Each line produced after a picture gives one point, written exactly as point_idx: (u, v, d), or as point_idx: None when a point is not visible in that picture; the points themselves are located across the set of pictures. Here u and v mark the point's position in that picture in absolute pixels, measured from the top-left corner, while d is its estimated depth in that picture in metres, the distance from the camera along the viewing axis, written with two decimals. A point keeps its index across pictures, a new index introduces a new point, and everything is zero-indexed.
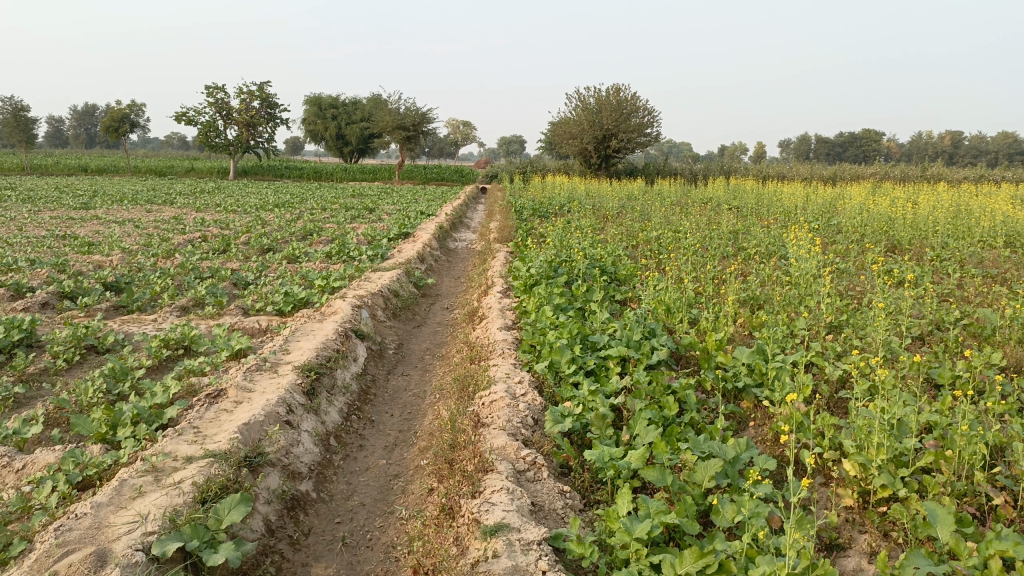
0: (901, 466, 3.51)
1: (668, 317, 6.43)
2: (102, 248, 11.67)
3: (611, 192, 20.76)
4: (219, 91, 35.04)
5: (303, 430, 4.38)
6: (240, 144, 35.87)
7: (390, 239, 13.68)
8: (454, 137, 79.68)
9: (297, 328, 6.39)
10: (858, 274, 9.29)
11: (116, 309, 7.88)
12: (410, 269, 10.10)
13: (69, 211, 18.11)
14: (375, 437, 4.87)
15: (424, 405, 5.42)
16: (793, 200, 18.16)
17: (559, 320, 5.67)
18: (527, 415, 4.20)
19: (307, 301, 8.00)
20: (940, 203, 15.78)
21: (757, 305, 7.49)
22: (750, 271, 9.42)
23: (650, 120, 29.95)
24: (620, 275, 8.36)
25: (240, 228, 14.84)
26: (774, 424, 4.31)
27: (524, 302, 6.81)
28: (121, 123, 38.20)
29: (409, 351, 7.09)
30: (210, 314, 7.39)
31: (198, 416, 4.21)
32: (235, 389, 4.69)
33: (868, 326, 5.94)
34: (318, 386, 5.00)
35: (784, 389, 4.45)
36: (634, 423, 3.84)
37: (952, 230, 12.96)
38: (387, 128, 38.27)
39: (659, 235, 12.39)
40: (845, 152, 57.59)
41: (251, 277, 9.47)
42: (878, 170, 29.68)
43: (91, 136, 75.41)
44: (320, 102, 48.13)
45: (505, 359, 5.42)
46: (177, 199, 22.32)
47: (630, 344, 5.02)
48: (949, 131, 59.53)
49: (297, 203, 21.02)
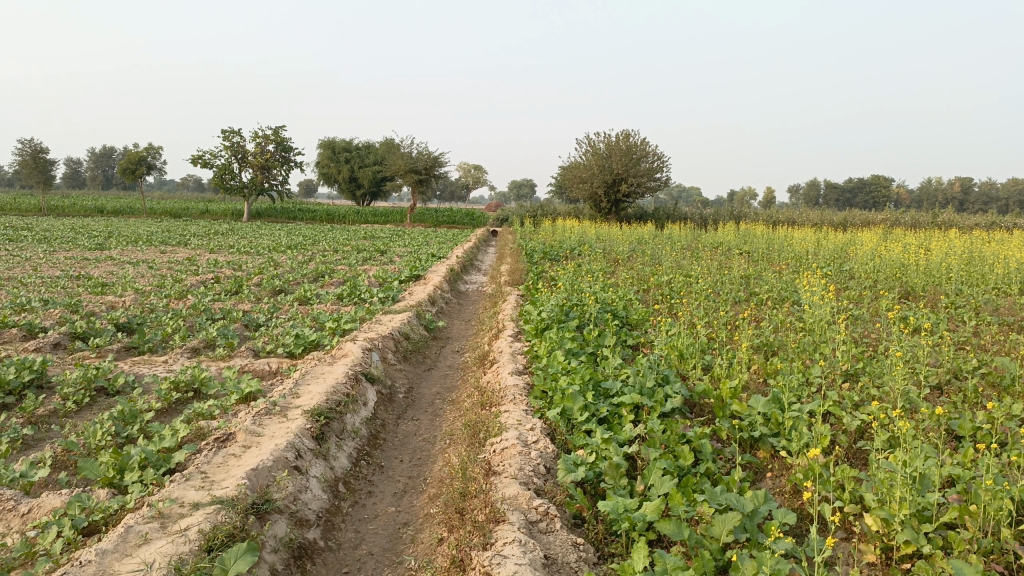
0: (924, 521, 3.42)
1: (681, 363, 6.37)
2: (115, 289, 11.74)
3: (621, 236, 20.81)
4: (235, 134, 35.62)
5: (311, 476, 4.31)
6: (254, 186, 36.30)
7: (401, 281, 13.71)
8: (466, 181, 80.51)
9: (307, 370, 6.36)
10: (873, 321, 9.22)
11: (128, 350, 7.88)
12: (420, 312, 10.09)
13: (84, 251, 18.29)
14: (384, 484, 4.79)
15: (435, 450, 5.35)
16: (804, 246, 18.13)
17: (571, 366, 5.62)
18: (539, 462, 4.12)
19: (318, 343, 7.98)
20: (952, 249, 15.73)
21: (771, 351, 7.43)
22: (762, 316, 9.35)
23: (660, 164, 30.16)
24: (631, 320, 8.32)
25: (252, 269, 14.93)
26: (791, 476, 4.23)
27: (536, 346, 6.76)
28: (138, 165, 38.80)
29: (419, 394, 7.03)
30: (221, 355, 7.39)
31: (207, 461, 4.16)
32: (244, 433, 4.64)
33: (884, 375, 5.85)
34: (327, 430, 4.95)
35: (801, 439, 4.37)
36: (649, 473, 3.76)
37: (966, 277, 12.89)
38: (399, 172, 38.69)
39: (670, 279, 12.37)
40: (855, 197, 57.71)
41: (262, 318, 9.48)
42: (889, 216, 29.67)
43: (107, 177, 76.61)
44: (334, 145, 48.84)
45: (516, 405, 5.36)
46: (190, 240, 22.51)
47: (644, 390, 4.96)
48: (959, 178, 59.65)
49: (310, 245, 21.16)
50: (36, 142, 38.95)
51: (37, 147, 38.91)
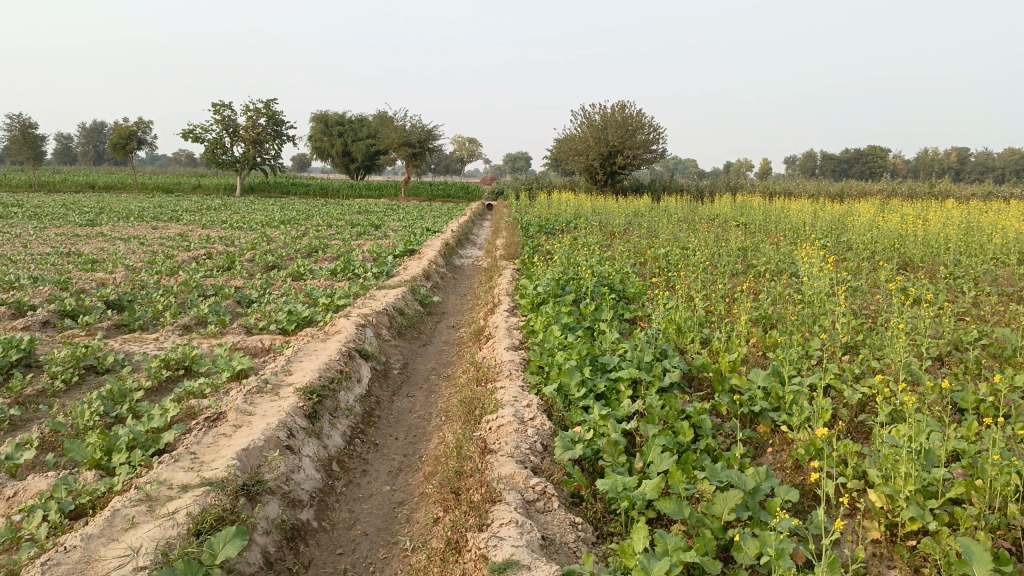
0: (930, 497, 3.35)
1: (679, 337, 6.29)
2: (105, 265, 11.59)
3: (617, 208, 20.67)
4: (226, 108, 35.19)
5: (304, 455, 4.23)
6: (247, 161, 35.93)
7: (396, 256, 13.58)
8: (460, 154, 80.00)
9: (300, 347, 6.26)
10: (871, 293, 9.14)
11: (118, 328, 7.77)
12: (415, 286, 9.98)
13: (74, 228, 18.08)
14: (379, 462, 4.72)
15: (430, 427, 5.27)
16: (801, 217, 18.00)
17: (568, 341, 5.53)
18: (536, 440, 4.04)
19: (311, 319, 7.87)
20: (950, 219, 15.63)
21: (770, 324, 7.35)
22: (760, 288, 9.26)
23: (657, 136, 29.91)
24: (628, 294, 8.24)
25: (245, 245, 14.76)
26: (793, 451, 4.16)
27: (532, 321, 6.66)
28: (128, 140, 38.35)
29: (414, 371, 6.95)
30: (213, 333, 7.28)
31: (196, 441, 4.07)
32: (235, 412, 4.55)
33: (885, 348, 5.78)
34: (320, 408, 4.86)
35: (802, 414, 4.31)
36: (648, 450, 3.69)
37: (964, 247, 12.80)
38: (393, 145, 38.35)
39: (666, 252, 12.26)
40: (851, 168, 57.51)
41: (255, 294, 9.36)
42: (886, 187, 29.55)
43: (99, 153, 75.96)
44: (327, 119, 48.37)
45: (512, 381, 5.27)
46: (182, 215, 22.33)
47: (642, 365, 4.88)
48: (955, 148, 59.44)
49: (303, 220, 20.98)
50: (25, 117, 38.42)
51: (25, 122, 38.39)
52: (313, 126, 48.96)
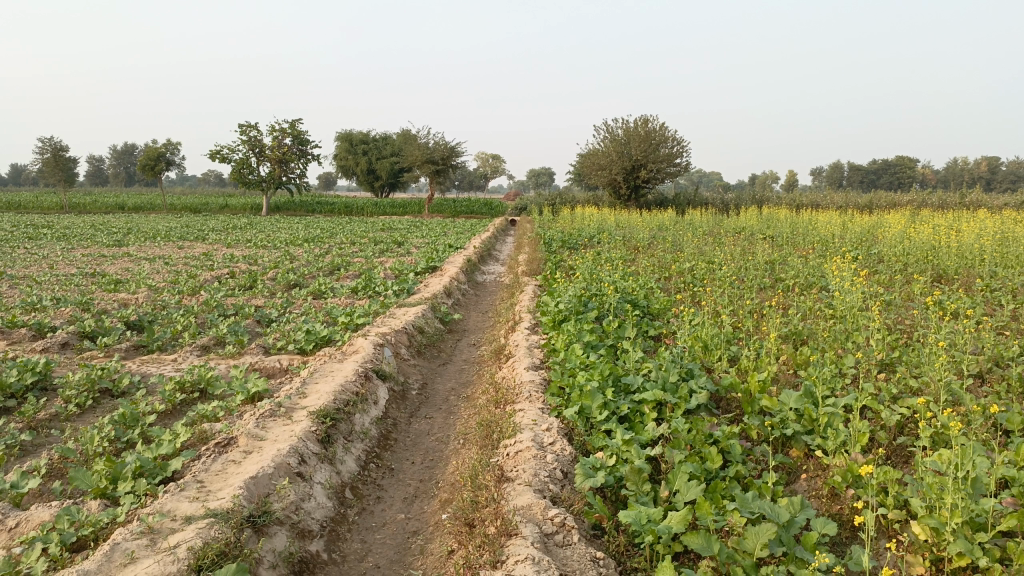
0: (978, 529, 3.12)
1: (705, 355, 6.09)
2: (129, 286, 11.61)
3: (642, 222, 20.48)
4: (252, 129, 35.60)
5: (315, 482, 4.08)
6: (273, 180, 36.25)
7: (418, 273, 13.50)
8: (484, 171, 80.25)
9: (316, 368, 6.14)
10: (905, 307, 8.84)
11: (137, 349, 7.72)
12: (436, 304, 9.86)
13: (101, 249, 18.25)
14: (394, 488, 4.55)
15: (448, 451, 5.10)
16: (830, 230, 17.63)
17: (590, 361, 5.33)
18: (556, 467, 3.85)
19: (330, 339, 7.76)
20: (984, 229, 15.20)
21: (800, 340, 7.10)
22: (789, 303, 9.00)
23: (681, 149, 29.68)
24: (653, 310, 8.05)
25: (268, 263, 14.77)
26: (829, 477, 3.94)
27: (553, 339, 6.49)
28: (157, 160, 38.91)
29: (434, 391, 6.79)
30: (230, 353, 7.20)
31: (204, 468, 3.95)
32: (246, 437, 4.42)
33: (924, 367, 5.52)
34: (334, 433, 4.71)
35: (837, 437, 4.08)
36: (675, 478, 3.50)
37: (1000, 259, 12.40)
38: (416, 162, 38.49)
39: (692, 266, 12.03)
40: (879, 179, 56.78)
41: (275, 313, 9.30)
42: (916, 197, 29.01)
43: (130, 174, 77.42)
44: (352, 137, 48.77)
45: (532, 403, 5.08)
46: (208, 235, 22.50)
47: (667, 387, 4.70)
48: (986, 157, 58.41)
49: (327, 238, 21.02)
50: (56, 140, 39.11)
51: (57, 146, 39.10)
52: (338, 145, 49.36)
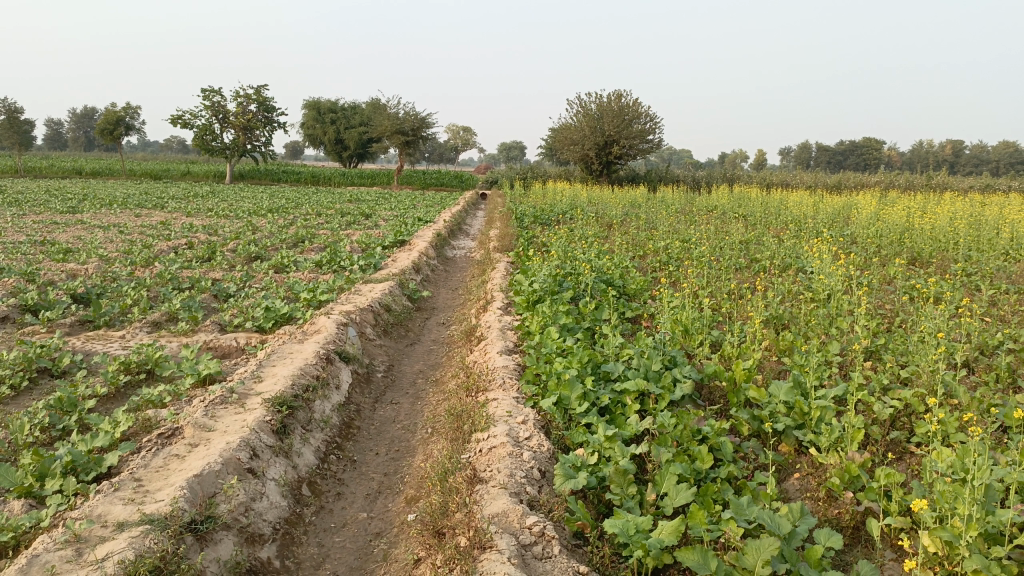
0: (992, 542, 2.87)
1: (686, 339, 5.82)
2: (78, 255, 11.01)
3: (614, 198, 20.19)
4: (216, 94, 34.43)
5: (268, 479, 3.72)
6: (237, 147, 35.20)
7: (385, 247, 13.06)
8: (454, 143, 79.28)
9: (275, 349, 5.74)
10: (884, 291, 8.65)
11: (82, 324, 7.23)
12: (404, 280, 9.47)
13: (54, 215, 17.46)
14: (356, 483, 4.21)
15: (415, 442, 4.76)
16: (802, 210, 17.51)
17: (567, 346, 5.03)
18: (533, 466, 3.53)
19: (290, 317, 7.34)
20: (955, 212, 15.15)
21: (782, 325, 6.85)
22: (767, 286, 8.77)
23: (653, 125, 29.36)
24: (629, 290, 7.76)
25: (229, 234, 14.20)
26: (825, 476, 3.70)
27: (527, 321, 6.16)
28: (116, 125, 37.57)
29: (400, 374, 6.44)
30: (183, 331, 6.76)
31: (144, 465, 3.58)
32: (193, 428, 4.03)
33: (913, 357, 5.31)
34: (291, 422, 4.35)
35: (833, 434, 3.84)
36: (662, 480, 3.23)
37: (973, 243, 12.32)
38: (385, 132, 37.66)
39: (666, 244, 11.78)
40: (846, 159, 57.24)
41: (234, 288, 8.83)
42: (883, 178, 29.09)
43: (89, 139, 75.20)
44: (320, 105, 47.61)
45: (506, 391, 4.75)
46: (168, 203, 21.71)
47: (649, 376, 4.42)
48: (950, 141, 59.08)
49: (292, 208, 20.38)
50: (11, 101, 37.61)
51: (11, 107, 37.52)
52: (305, 113, 48.17)
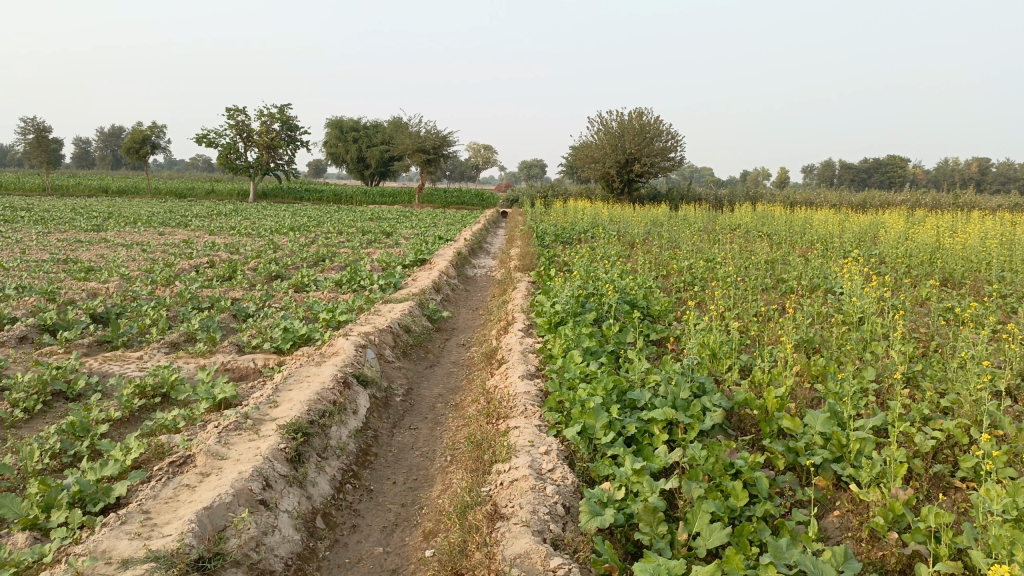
0: None
1: (714, 364, 5.63)
2: (100, 274, 11.03)
3: (636, 217, 20.04)
4: (240, 113, 34.78)
5: (281, 511, 3.58)
6: (260, 166, 35.47)
7: (406, 266, 12.98)
8: (475, 161, 79.66)
9: (292, 372, 5.61)
10: (917, 313, 8.39)
11: (100, 345, 7.18)
12: (424, 300, 9.35)
13: (79, 233, 17.59)
14: (372, 514, 4.05)
15: (433, 471, 4.60)
16: (828, 228, 17.22)
17: (591, 371, 4.85)
18: (557, 501, 3.36)
19: (309, 338, 7.23)
20: (986, 232, 14.81)
21: (813, 349, 6.62)
22: (795, 308, 8.55)
23: (675, 143, 29.19)
24: (653, 312, 7.59)
25: (250, 252, 14.20)
26: (866, 514, 3.50)
27: (549, 344, 6.00)
28: (142, 144, 38.07)
29: (419, 397, 6.29)
30: (200, 352, 6.67)
31: (153, 496, 3.46)
32: (205, 456, 3.90)
33: (954, 386, 5.07)
34: (306, 450, 4.21)
35: (874, 469, 3.63)
36: (694, 518, 3.06)
37: (1006, 263, 11.99)
38: (407, 151, 37.82)
39: (690, 264, 11.58)
40: (870, 177, 56.68)
41: (253, 307, 8.75)
42: (909, 197, 28.64)
43: (116, 158, 76.44)
44: (342, 124, 48.01)
45: (528, 419, 4.58)
46: (191, 221, 21.87)
47: (677, 404, 4.23)
48: (977, 158, 58.31)
49: (314, 227, 20.42)
50: (41, 121, 38.30)
51: (41, 127, 38.16)
52: (328, 132, 48.55)
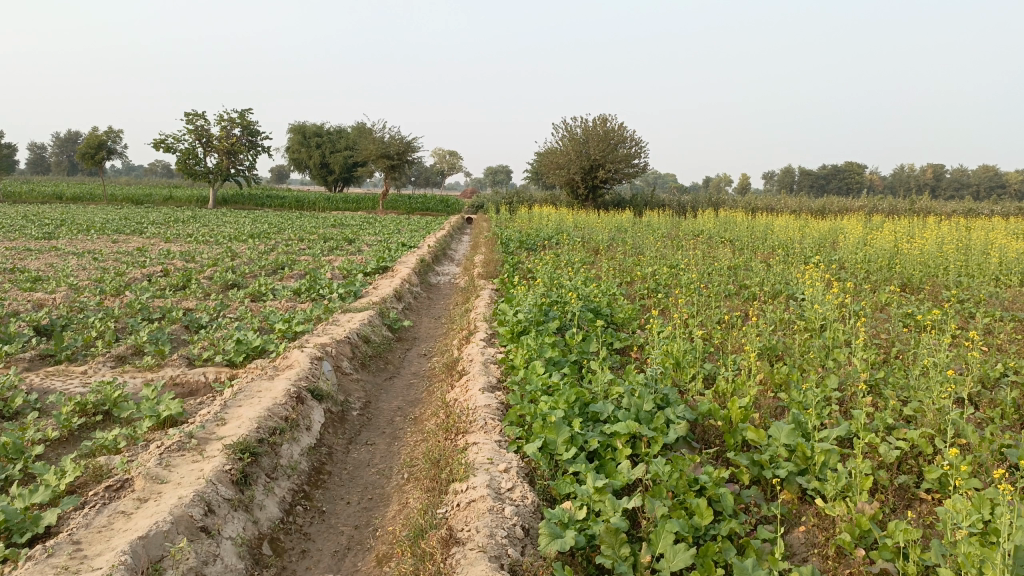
0: None
1: (678, 373, 5.54)
2: (47, 284, 10.63)
3: (600, 223, 20.03)
4: (199, 118, 34.12)
5: (224, 538, 3.39)
6: (220, 172, 34.82)
7: (367, 274, 12.76)
8: (440, 167, 79.44)
9: (243, 386, 5.39)
10: (877, 319, 8.43)
11: (42, 359, 6.86)
12: (384, 309, 9.15)
13: (28, 241, 17.01)
14: (324, 537, 3.87)
15: (389, 489, 4.43)
16: (789, 234, 17.37)
17: (553, 383, 4.72)
18: (515, 523, 3.22)
19: (263, 349, 7.00)
20: (942, 237, 15.03)
21: (776, 356, 6.58)
22: (758, 314, 8.52)
23: (638, 150, 29.32)
24: (617, 320, 7.50)
25: (206, 260, 13.84)
26: (832, 529, 3.42)
27: (511, 355, 5.86)
28: (97, 150, 37.16)
29: (377, 411, 6.10)
30: (147, 366, 6.41)
31: (85, 524, 3.23)
32: (144, 479, 3.68)
33: (917, 395, 5.04)
34: (253, 471, 4.02)
35: (839, 482, 3.56)
36: (657, 539, 2.95)
37: (963, 268, 12.17)
38: (371, 157, 37.46)
39: (654, 270, 11.55)
40: (829, 183, 57.71)
41: (206, 318, 8.48)
42: (867, 202, 29.11)
43: (72, 164, 74.69)
44: (305, 129, 47.45)
45: (488, 434, 4.42)
46: (147, 228, 21.33)
47: (640, 417, 4.12)
48: (931, 165, 59.71)
49: (274, 234, 20.04)
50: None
51: None
52: (290, 138, 47.95)
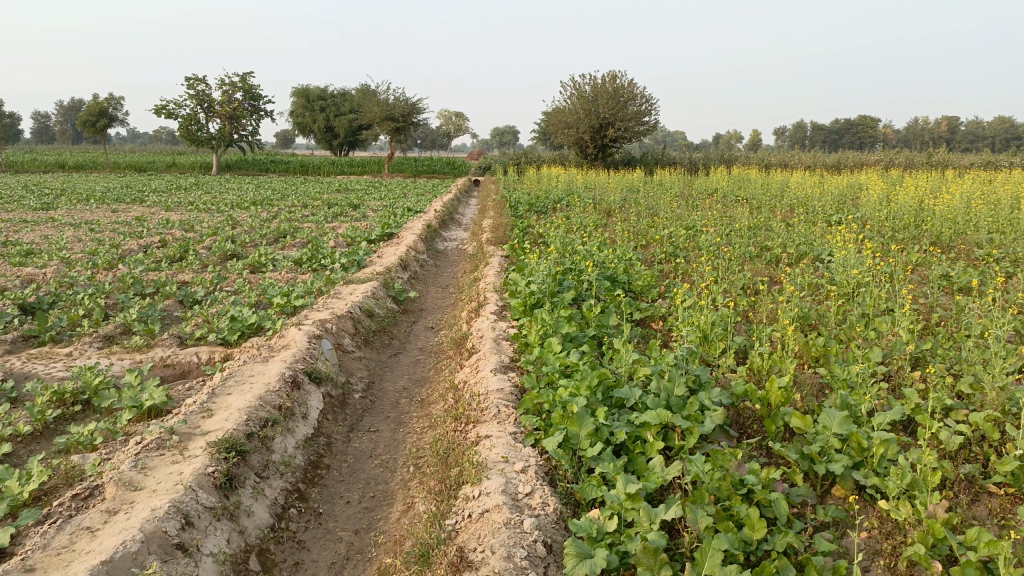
0: None
1: (707, 347, 5.06)
2: (39, 258, 10.18)
3: (610, 183, 19.46)
4: (200, 83, 33.35)
5: (204, 555, 2.98)
6: (223, 138, 34.14)
7: (372, 241, 12.27)
8: (446, 129, 78.50)
9: (234, 370, 4.96)
10: (912, 281, 7.88)
11: (26, 340, 6.44)
12: (389, 280, 8.67)
13: (26, 213, 16.56)
14: (320, 545, 3.47)
15: (394, 485, 4.02)
16: (807, 190, 16.74)
17: (572, 364, 4.27)
18: (536, 539, 2.80)
19: (259, 327, 6.56)
20: (969, 191, 14.37)
21: (809, 325, 6.07)
22: (785, 278, 8.01)
23: (649, 107, 28.48)
24: (635, 288, 7.01)
25: (206, 229, 13.39)
26: (900, 535, 2.99)
27: (524, 331, 5.39)
28: (99, 117, 36.52)
29: (381, 393, 5.67)
30: (135, 346, 5.99)
31: (43, 544, 2.83)
32: (116, 485, 3.27)
33: (973, 368, 4.55)
34: (240, 472, 3.60)
35: (903, 476, 3.11)
36: (703, 559, 2.52)
37: (993, 224, 11.57)
38: (375, 119, 36.69)
39: (670, 232, 11.00)
40: (842, 138, 56.58)
41: (202, 292, 8.03)
42: (883, 156, 28.26)
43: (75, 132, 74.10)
44: (308, 93, 46.61)
45: (502, 425, 3.99)
46: (148, 196, 20.84)
47: (670, 403, 3.67)
48: (947, 117, 58.37)
49: (278, 200, 19.51)
50: None
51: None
52: (293, 101, 47.12)
